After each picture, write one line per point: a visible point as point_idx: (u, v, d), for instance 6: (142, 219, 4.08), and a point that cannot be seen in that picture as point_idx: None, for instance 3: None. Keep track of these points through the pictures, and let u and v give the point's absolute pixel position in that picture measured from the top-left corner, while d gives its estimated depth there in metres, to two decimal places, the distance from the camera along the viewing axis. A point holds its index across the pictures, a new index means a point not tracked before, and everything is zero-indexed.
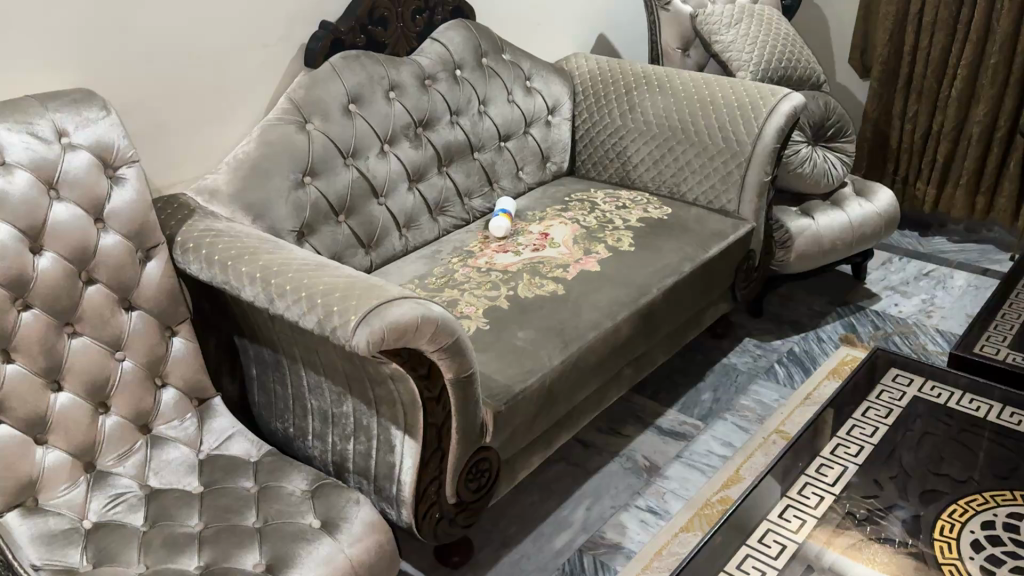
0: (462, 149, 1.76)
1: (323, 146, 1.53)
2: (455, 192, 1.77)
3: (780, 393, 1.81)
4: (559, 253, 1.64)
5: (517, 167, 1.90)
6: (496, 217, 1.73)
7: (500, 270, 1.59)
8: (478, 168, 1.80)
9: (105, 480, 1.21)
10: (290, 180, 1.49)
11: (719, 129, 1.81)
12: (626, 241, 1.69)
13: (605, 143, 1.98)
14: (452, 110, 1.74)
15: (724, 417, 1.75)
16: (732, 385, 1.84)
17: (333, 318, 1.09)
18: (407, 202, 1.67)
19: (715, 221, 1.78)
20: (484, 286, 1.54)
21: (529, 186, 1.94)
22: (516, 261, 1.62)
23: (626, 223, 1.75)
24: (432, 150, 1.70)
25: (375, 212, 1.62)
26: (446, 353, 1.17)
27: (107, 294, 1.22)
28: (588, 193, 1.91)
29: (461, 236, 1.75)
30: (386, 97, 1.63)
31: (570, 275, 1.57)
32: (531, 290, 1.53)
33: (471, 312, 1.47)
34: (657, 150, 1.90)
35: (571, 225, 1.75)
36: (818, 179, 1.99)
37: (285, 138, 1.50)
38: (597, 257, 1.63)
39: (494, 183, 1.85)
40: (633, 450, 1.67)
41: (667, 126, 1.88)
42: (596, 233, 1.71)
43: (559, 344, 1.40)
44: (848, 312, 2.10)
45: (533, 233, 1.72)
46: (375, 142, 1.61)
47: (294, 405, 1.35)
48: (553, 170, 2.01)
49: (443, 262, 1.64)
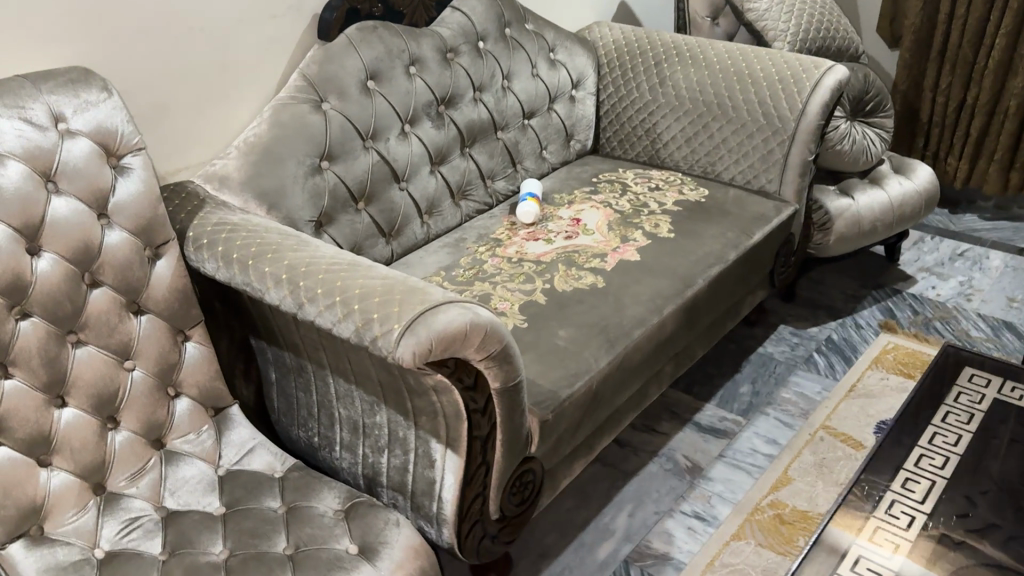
0: (486, 128, 1.64)
1: (341, 127, 1.40)
2: (478, 175, 1.65)
3: (821, 385, 1.72)
4: (594, 240, 1.53)
5: (541, 145, 1.78)
6: (523, 202, 1.61)
7: (533, 260, 1.48)
8: (502, 149, 1.68)
9: (116, 503, 1.09)
10: (306, 166, 1.36)
11: (758, 105, 1.70)
12: (663, 226, 1.57)
13: (633, 119, 1.86)
14: (476, 86, 1.61)
15: (765, 412, 1.65)
16: (771, 377, 1.75)
17: (373, 326, 0.98)
18: (430, 186, 1.55)
19: (755, 203, 1.67)
20: (517, 279, 1.43)
21: (553, 167, 1.82)
22: (549, 250, 1.50)
23: (662, 207, 1.64)
24: (455, 129, 1.58)
25: (396, 198, 1.50)
26: (494, 361, 1.06)
27: (114, 298, 1.10)
28: (616, 174, 1.80)
29: (486, 222, 1.63)
30: (407, 73, 1.50)
31: (609, 266, 1.46)
32: (568, 282, 1.41)
33: (505, 308, 1.36)
34: (690, 128, 1.79)
35: (603, 210, 1.63)
36: (857, 157, 1.88)
37: (299, 119, 1.37)
38: (635, 245, 1.52)
39: (519, 164, 1.73)
40: (674, 450, 1.57)
41: (702, 102, 1.76)
42: (631, 218, 1.60)
43: (605, 342, 1.29)
44: (884, 295, 2.00)
45: (563, 218, 1.61)
46: (395, 123, 1.48)
47: (319, 413, 1.23)
48: (577, 149, 1.89)
49: (469, 253, 1.52)
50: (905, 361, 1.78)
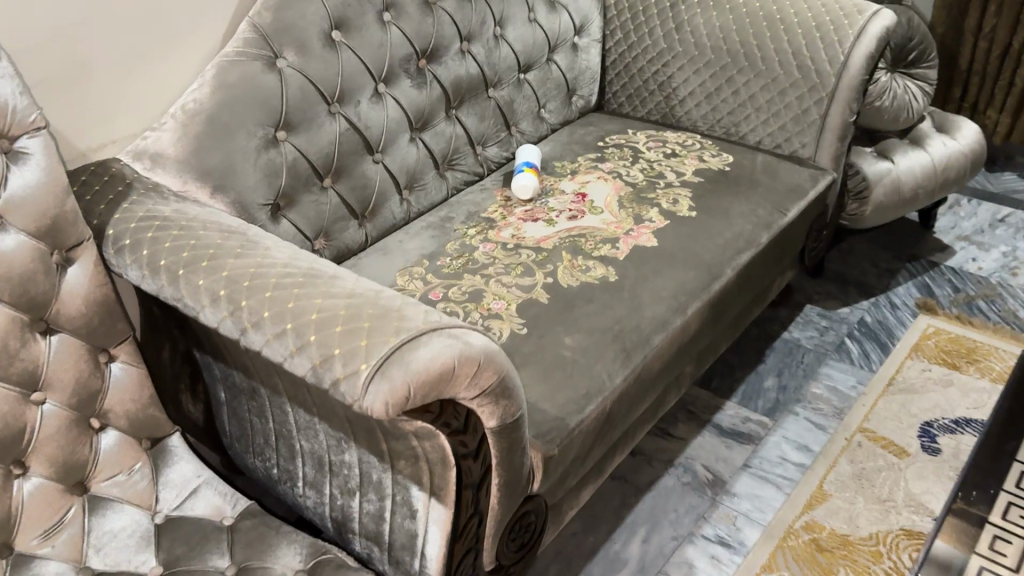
0: (476, 85, 1.39)
1: (301, 90, 1.16)
2: (467, 141, 1.41)
3: (856, 378, 1.53)
4: (604, 221, 1.31)
5: (540, 104, 1.54)
6: (519, 173, 1.38)
7: (531, 246, 1.26)
8: (494, 110, 1.44)
9: (26, 568, 0.89)
10: (258, 139, 1.13)
11: (792, 56, 1.46)
12: (683, 202, 1.35)
13: (645, 71, 1.62)
14: (464, 36, 1.35)
15: (793, 412, 1.46)
16: (799, 369, 1.55)
17: (334, 365, 0.75)
18: (411, 156, 1.32)
19: (787, 173, 1.44)
20: (514, 271, 1.21)
21: (552, 128, 1.59)
22: (550, 233, 1.28)
23: (680, 178, 1.41)
24: (440, 89, 1.33)
25: (369, 172, 1.27)
26: (489, 397, 0.85)
27: (12, 316, 0.87)
28: (626, 136, 1.56)
29: (475, 198, 1.41)
30: (380, 22, 1.24)
31: (622, 254, 1.24)
32: (575, 276, 1.20)
33: (500, 309, 1.14)
34: (712, 83, 1.55)
35: (612, 181, 1.41)
36: (897, 114, 1.65)
37: (249, 80, 1.12)
38: (651, 226, 1.30)
39: (513, 127, 1.50)
40: (692, 459, 1.38)
41: (726, 52, 1.52)
42: (645, 193, 1.37)
43: (620, 353, 1.08)
44: (919, 269, 1.80)
45: (566, 193, 1.38)
46: (368, 82, 1.24)
47: (276, 443, 1.03)
48: (580, 106, 1.65)
49: (455, 237, 1.30)
50: (947, 349, 1.58)
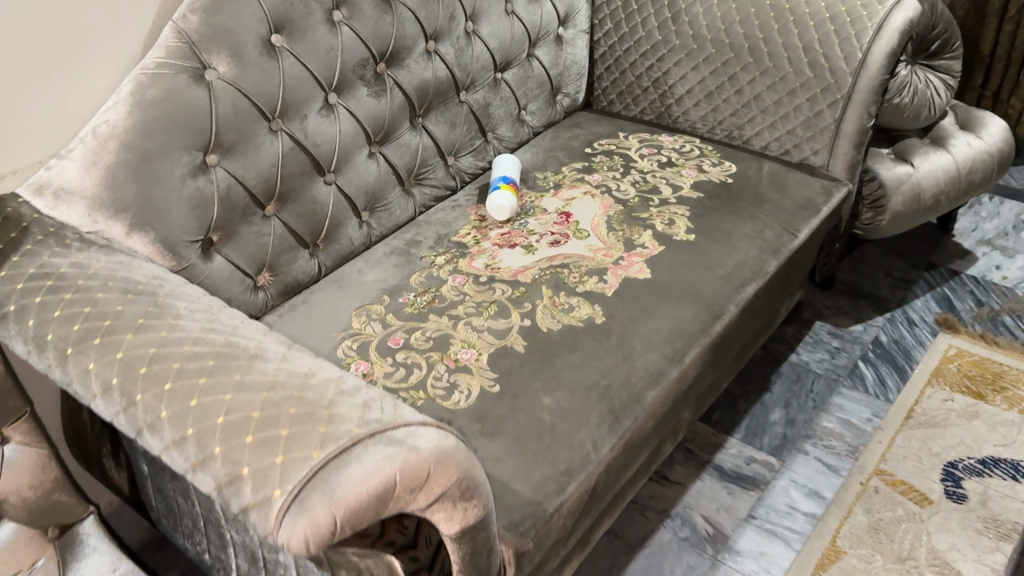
0: (444, 90, 1.23)
1: (235, 106, 1.00)
2: (435, 153, 1.25)
3: (870, 410, 1.38)
4: (590, 248, 1.15)
5: (520, 105, 1.38)
6: (495, 190, 1.22)
7: (507, 279, 1.10)
8: (467, 115, 1.28)
9: None
10: (185, 165, 0.97)
11: (803, 52, 1.29)
12: (680, 223, 1.19)
13: (638, 66, 1.45)
14: (429, 34, 1.18)
15: (802, 451, 1.32)
16: (808, 399, 1.40)
17: (243, 489, 0.61)
18: (370, 174, 1.16)
19: (797, 185, 1.28)
20: (486, 311, 1.05)
21: (535, 131, 1.42)
22: (528, 263, 1.13)
23: (677, 193, 1.25)
24: (402, 96, 1.17)
25: (320, 196, 1.11)
26: (449, 502, 0.69)
27: None
28: (617, 141, 1.40)
29: (445, 217, 1.25)
30: (329, 22, 1.07)
31: (610, 289, 1.08)
32: (557, 317, 1.04)
33: (469, 360, 0.99)
34: (713, 80, 1.38)
35: (600, 198, 1.25)
36: (918, 111, 1.48)
37: (173, 96, 0.95)
38: (644, 253, 1.14)
39: (490, 133, 1.33)
40: (690, 508, 1.24)
41: (728, 47, 1.35)
42: (637, 212, 1.21)
43: (607, 416, 0.93)
44: (938, 279, 1.65)
45: (548, 212, 1.22)
46: (316, 93, 1.07)
47: (206, 529, 0.88)
48: (566, 106, 1.49)
49: (421, 267, 1.15)
50: (971, 374, 1.43)
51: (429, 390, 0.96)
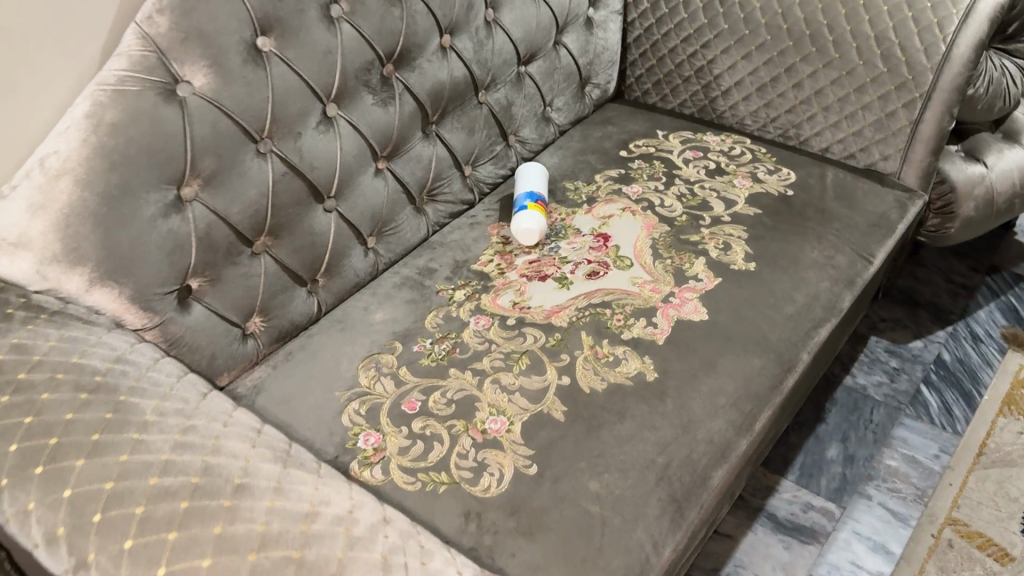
0: (461, 92, 1.05)
1: (214, 127, 0.82)
2: (451, 163, 1.08)
3: (937, 445, 1.24)
4: (634, 280, 0.99)
5: (545, 102, 1.20)
6: (521, 211, 1.05)
7: (539, 323, 0.94)
8: (487, 118, 1.11)
9: None
10: (155, 203, 0.80)
11: (875, 42, 1.11)
12: (737, 248, 1.03)
13: (679, 53, 1.27)
14: (444, 27, 1.00)
15: (864, 495, 1.17)
16: (866, 432, 1.26)
17: None
18: (377, 195, 0.99)
19: (866, 199, 1.12)
20: (517, 364, 0.90)
21: (561, 130, 1.25)
22: (564, 301, 0.96)
23: (729, 208, 1.09)
24: (413, 103, 0.99)
25: (319, 225, 0.94)
26: None
27: None
28: (657, 142, 1.23)
29: (463, 238, 1.08)
30: (327, 19, 0.89)
31: (661, 335, 0.92)
32: (601, 373, 0.88)
33: (498, 433, 0.83)
34: (767, 72, 1.20)
35: (642, 216, 1.08)
36: (991, 104, 1.27)
37: (140, 118, 0.78)
38: (698, 288, 0.98)
39: (512, 136, 1.16)
40: (743, 568, 1.10)
41: (786, 34, 1.17)
42: (686, 234, 1.05)
43: (668, 505, 0.78)
44: (1002, 285, 1.49)
45: (583, 234, 1.06)
46: (312, 105, 0.90)
47: None
48: (596, 98, 1.31)
49: (438, 303, 0.98)
50: None
51: (453, 472, 0.80)
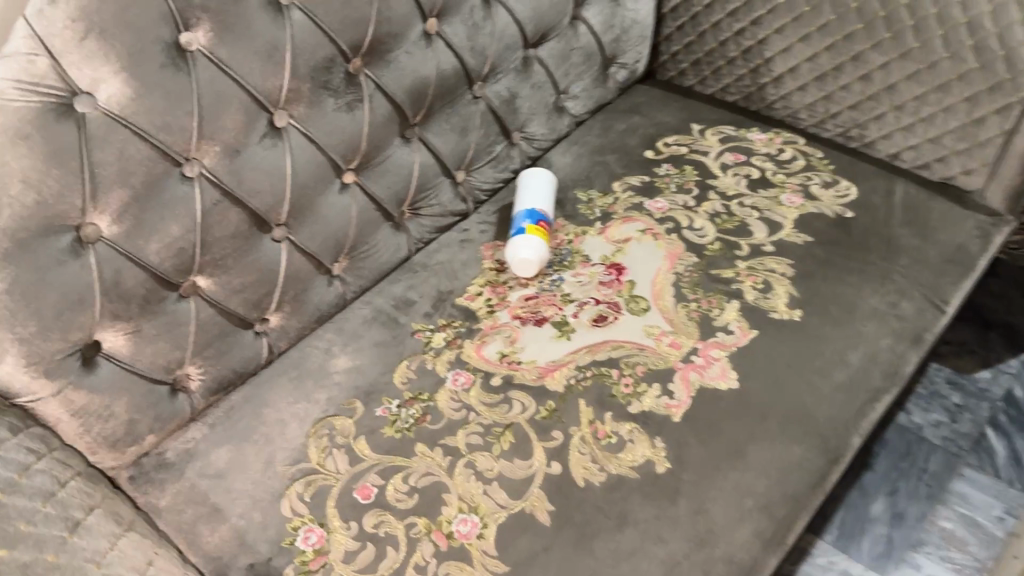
0: (450, 87, 0.87)
1: (122, 151, 0.66)
2: (438, 171, 0.91)
3: (1002, 505, 1.06)
4: (650, 331, 0.81)
5: (557, 90, 1.01)
6: (518, 234, 0.87)
7: (530, 385, 0.77)
8: (484, 116, 0.92)
9: None
10: (48, 249, 0.64)
11: (967, 30, 0.89)
12: (778, 291, 0.85)
13: (723, 30, 1.06)
14: (428, 9, 0.81)
15: (912, 565, 1.01)
16: (919, 484, 1.08)
17: None
18: (342, 215, 0.82)
19: (941, 225, 0.92)
20: (499, 442, 0.73)
21: (577, 121, 1.06)
22: (562, 356, 0.79)
23: (773, 235, 0.90)
24: (388, 104, 0.81)
25: (267, 257, 0.78)
26: None
27: None
28: (690, 140, 1.03)
29: (450, 260, 0.91)
30: (271, 7, 0.70)
31: (678, 410, 0.75)
32: (601, 461, 0.72)
33: (466, 537, 0.67)
34: (829, 59, 0.99)
35: (665, 241, 0.90)
36: None
37: (24, 143, 0.61)
38: (728, 344, 0.80)
39: (516, 133, 0.98)
40: None
41: (856, 15, 0.95)
42: (718, 269, 0.87)
43: None
44: None
45: (592, 263, 0.88)
46: (254, 114, 0.72)
47: None
48: (622, 80, 1.11)
49: (411, 350, 0.82)
50: None
51: None
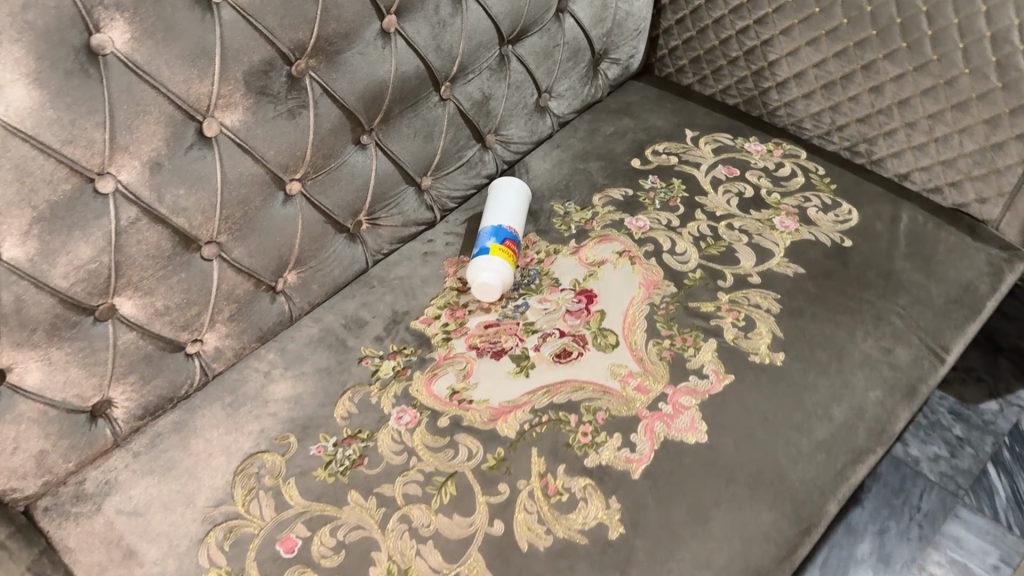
0: (412, 90, 0.79)
1: (21, 166, 0.58)
2: (398, 178, 0.83)
3: (998, 552, 0.99)
4: (616, 371, 0.74)
5: (538, 89, 0.92)
6: (480, 254, 0.80)
7: (479, 428, 0.71)
8: (452, 119, 0.84)
9: None
10: None
11: (990, 45, 0.79)
12: (761, 330, 0.77)
13: (724, 27, 0.97)
14: (386, 5, 0.73)
15: None
16: (910, 525, 1.01)
17: None
18: (284, 228, 0.76)
19: (948, 260, 0.84)
20: (439, 494, 0.67)
21: (560, 121, 0.98)
22: (517, 396, 0.73)
23: (761, 264, 0.82)
24: (337, 110, 0.74)
25: (195, 276, 0.71)
26: None
27: None
28: (682, 148, 0.95)
29: (409, 276, 0.84)
30: (199, 5, 0.63)
31: (638, 465, 0.68)
32: (548, 522, 0.65)
33: None
34: (838, 67, 0.90)
35: (643, 266, 0.82)
36: None
37: None
38: (700, 390, 0.73)
39: (490, 136, 0.90)
40: None
41: (869, 20, 0.86)
42: (697, 301, 0.79)
43: None
44: None
45: (561, 288, 0.81)
46: (179, 123, 0.65)
47: None
48: (614, 77, 1.02)
49: (356, 379, 0.76)
50: None
51: None
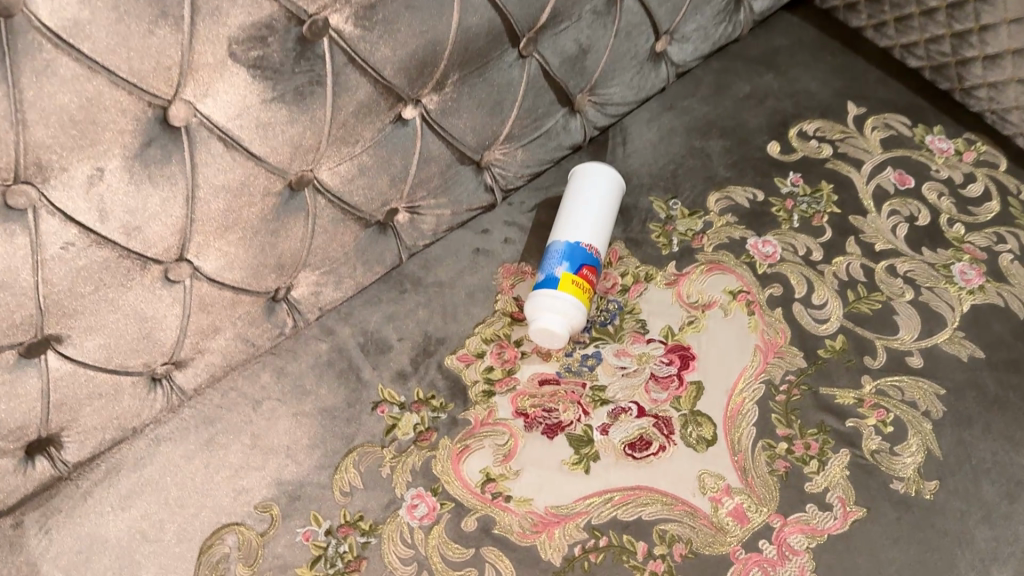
0: (479, 50, 0.56)
1: None
2: (450, 157, 0.61)
3: None
4: (706, 482, 0.56)
5: (656, 32, 0.67)
6: (547, 284, 0.60)
7: (515, 543, 0.54)
8: (533, 81, 0.61)
9: None
10: None
11: None
12: (911, 445, 0.57)
13: None
14: None
15: None
16: None
17: None
18: (287, 231, 0.56)
19: None
20: None
21: (677, 70, 0.71)
22: (570, 502, 0.55)
23: (924, 338, 0.61)
24: (368, 84, 0.52)
25: (161, 301, 0.53)
26: None
27: None
28: (841, 133, 0.71)
29: (453, 282, 0.64)
30: None
31: None
32: None
33: None
34: None
35: (762, 321, 0.61)
36: None
37: None
38: (817, 527, 0.54)
39: (584, 96, 0.66)
40: None
41: None
42: (831, 387, 0.59)
43: None
44: None
45: (648, 338, 0.61)
46: (130, 113, 0.44)
47: None
48: (763, 9, 0.73)
49: (366, 436, 0.58)
50: None
51: None
